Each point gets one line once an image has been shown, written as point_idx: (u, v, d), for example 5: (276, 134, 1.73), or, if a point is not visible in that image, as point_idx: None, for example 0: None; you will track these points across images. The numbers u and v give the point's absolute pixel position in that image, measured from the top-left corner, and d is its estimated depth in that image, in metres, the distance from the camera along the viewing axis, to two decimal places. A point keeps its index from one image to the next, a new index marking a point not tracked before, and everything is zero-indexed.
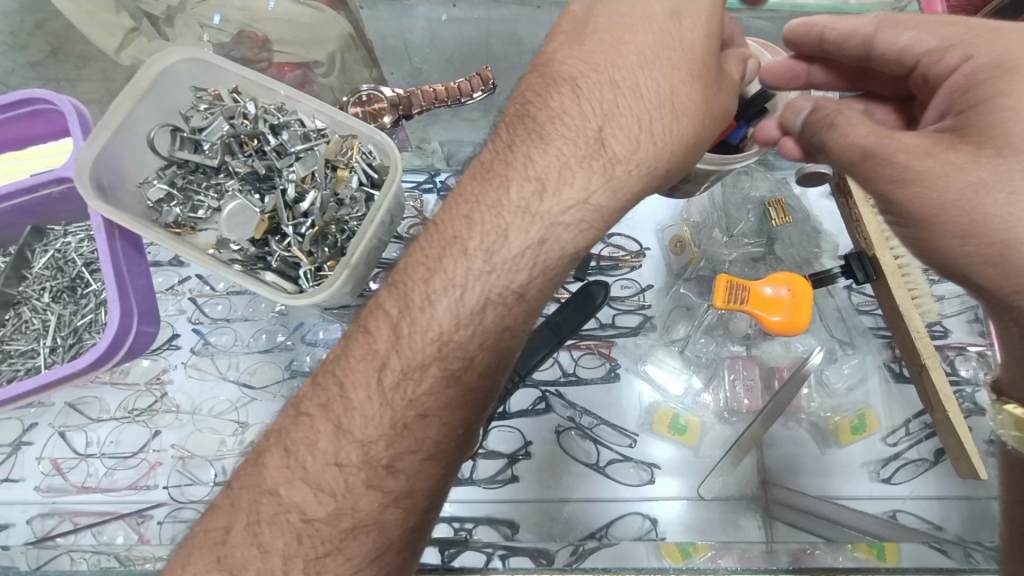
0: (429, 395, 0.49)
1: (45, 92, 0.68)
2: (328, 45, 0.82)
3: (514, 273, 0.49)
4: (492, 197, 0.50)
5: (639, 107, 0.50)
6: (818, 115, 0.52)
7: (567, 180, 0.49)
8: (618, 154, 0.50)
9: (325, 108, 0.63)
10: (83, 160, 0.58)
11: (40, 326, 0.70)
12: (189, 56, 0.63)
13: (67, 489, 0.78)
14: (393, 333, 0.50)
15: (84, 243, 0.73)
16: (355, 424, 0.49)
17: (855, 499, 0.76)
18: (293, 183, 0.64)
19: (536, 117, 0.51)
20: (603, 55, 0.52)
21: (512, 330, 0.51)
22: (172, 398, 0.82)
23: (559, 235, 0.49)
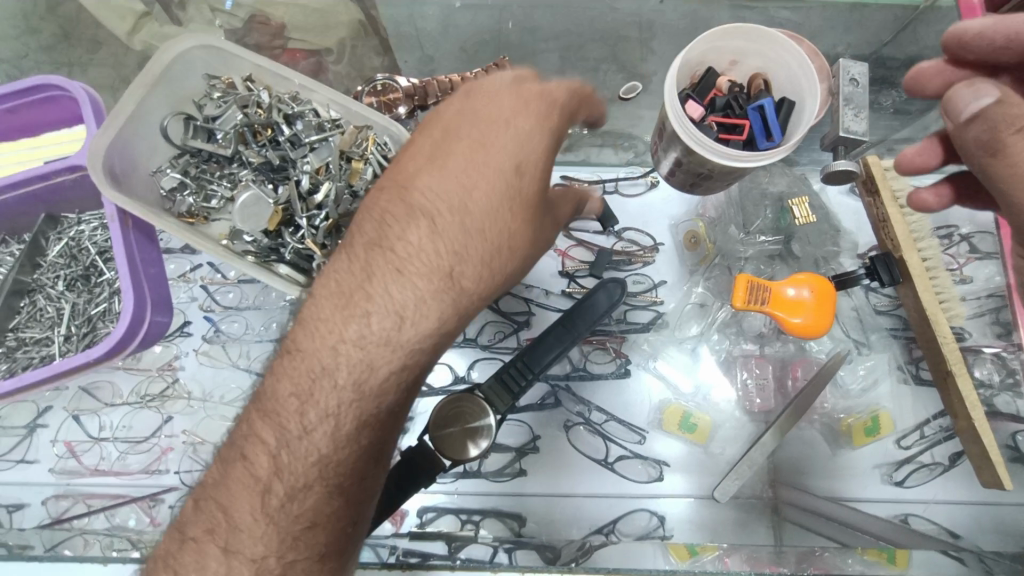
0: (315, 507, 0.50)
1: (58, 78, 0.67)
2: (340, 31, 0.83)
3: (383, 395, 0.49)
4: (348, 333, 0.48)
5: (485, 245, 0.51)
6: (1001, 118, 0.46)
7: (419, 315, 0.49)
8: (465, 289, 0.51)
9: (340, 98, 0.62)
10: (96, 148, 0.58)
11: (54, 315, 0.71)
12: (204, 44, 0.62)
13: (80, 471, 0.79)
14: (273, 458, 0.49)
15: (98, 231, 0.74)
16: (243, 545, 0.49)
17: (867, 501, 0.75)
18: (308, 175, 0.64)
19: (388, 249, 0.50)
20: (454, 190, 0.51)
21: (386, 436, 0.52)
22: (184, 384, 0.83)
23: (416, 363, 0.50)
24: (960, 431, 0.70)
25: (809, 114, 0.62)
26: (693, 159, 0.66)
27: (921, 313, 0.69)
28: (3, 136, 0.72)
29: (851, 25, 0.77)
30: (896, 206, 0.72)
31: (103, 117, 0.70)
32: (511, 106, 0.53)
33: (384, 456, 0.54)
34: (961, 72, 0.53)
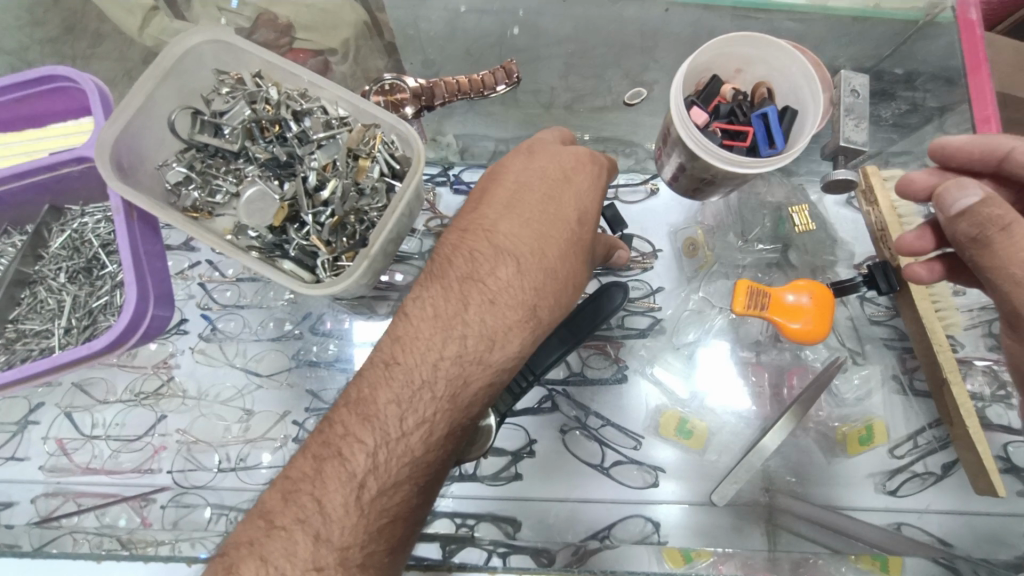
0: (401, 503, 0.53)
1: (66, 70, 0.67)
2: (344, 31, 0.83)
3: (470, 407, 0.56)
4: (446, 352, 0.55)
5: (557, 282, 0.60)
6: (986, 217, 0.52)
7: (507, 340, 0.57)
8: (542, 320, 0.59)
9: (349, 96, 0.63)
10: (105, 138, 0.58)
11: (55, 307, 0.70)
12: (215, 39, 0.63)
13: (71, 469, 0.78)
14: (371, 455, 0.52)
15: (101, 224, 0.73)
16: (334, 532, 0.50)
17: (860, 510, 0.76)
18: (315, 171, 0.64)
19: (481, 280, 0.58)
20: (535, 235, 0.60)
21: (461, 446, 0.59)
22: (179, 382, 0.82)
23: (500, 381, 0.58)
24: (956, 439, 0.71)
25: (812, 122, 0.63)
26: (696, 163, 0.67)
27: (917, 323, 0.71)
28: (8, 127, 0.72)
29: (850, 38, 0.78)
30: (894, 216, 0.73)
31: (111, 109, 0.70)
32: (576, 172, 0.64)
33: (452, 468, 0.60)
34: (940, 183, 0.55)
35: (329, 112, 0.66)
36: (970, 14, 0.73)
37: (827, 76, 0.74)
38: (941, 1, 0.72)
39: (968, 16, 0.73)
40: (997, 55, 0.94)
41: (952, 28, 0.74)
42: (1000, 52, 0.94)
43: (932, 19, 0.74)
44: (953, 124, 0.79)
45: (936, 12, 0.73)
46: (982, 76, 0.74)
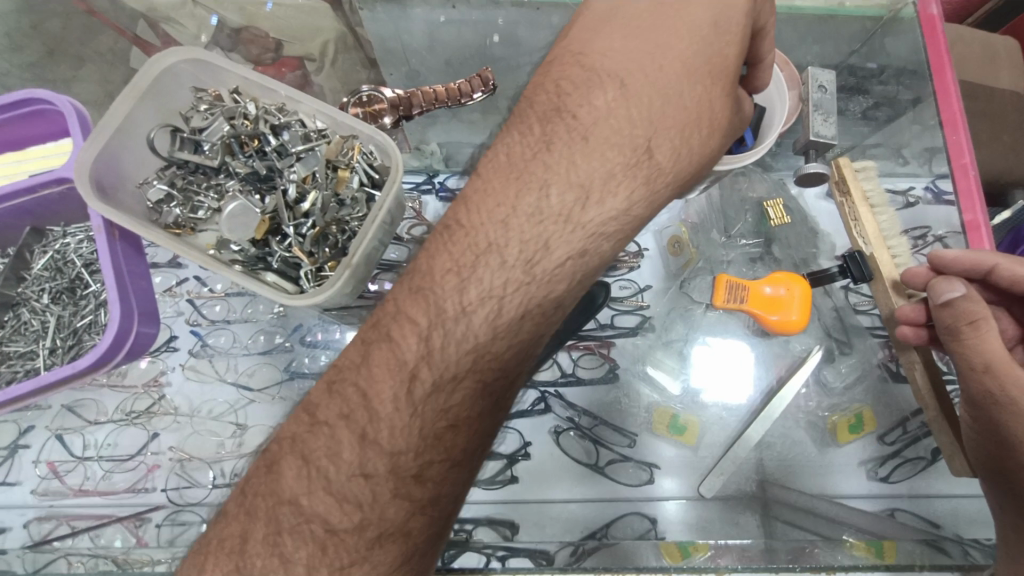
0: (461, 406, 0.48)
1: (43, 92, 0.67)
2: (325, 35, 0.81)
3: (553, 283, 0.50)
4: (536, 199, 0.49)
5: (677, 117, 0.53)
6: (953, 315, 0.61)
7: (611, 191, 0.50)
8: (655, 167, 0.52)
9: (326, 108, 0.63)
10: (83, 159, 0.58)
11: (39, 328, 0.70)
12: (191, 58, 0.63)
13: (63, 491, 0.78)
14: (424, 341, 0.47)
15: (84, 244, 0.73)
16: (382, 434, 0.46)
17: (853, 498, 0.77)
18: (294, 184, 0.64)
19: (573, 113, 0.52)
20: (639, 56, 0.53)
21: (544, 337, 0.53)
22: (170, 400, 0.82)
23: (597, 245, 0.51)
24: (928, 422, 0.72)
25: (779, 120, 0.65)
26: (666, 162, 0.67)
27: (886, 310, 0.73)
28: None
29: (819, 36, 0.80)
30: (865, 206, 0.75)
31: (90, 130, 0.70)
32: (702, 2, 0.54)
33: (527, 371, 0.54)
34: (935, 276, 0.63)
35: (307, 125, 0.67)
36: (930, 9, 0.76)
37: (794, 73, 0.75)
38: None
39: (929, 12, 0.76)
40: (966, 46, 0.97)
41: (914, 24, 0.77)
42: (969, 44, 0.97)
43: (895, 14, 0.77)
44: (925, 115, 0.80)
45: (896, 8, 0.77)
46: (946, 76, 0.77)
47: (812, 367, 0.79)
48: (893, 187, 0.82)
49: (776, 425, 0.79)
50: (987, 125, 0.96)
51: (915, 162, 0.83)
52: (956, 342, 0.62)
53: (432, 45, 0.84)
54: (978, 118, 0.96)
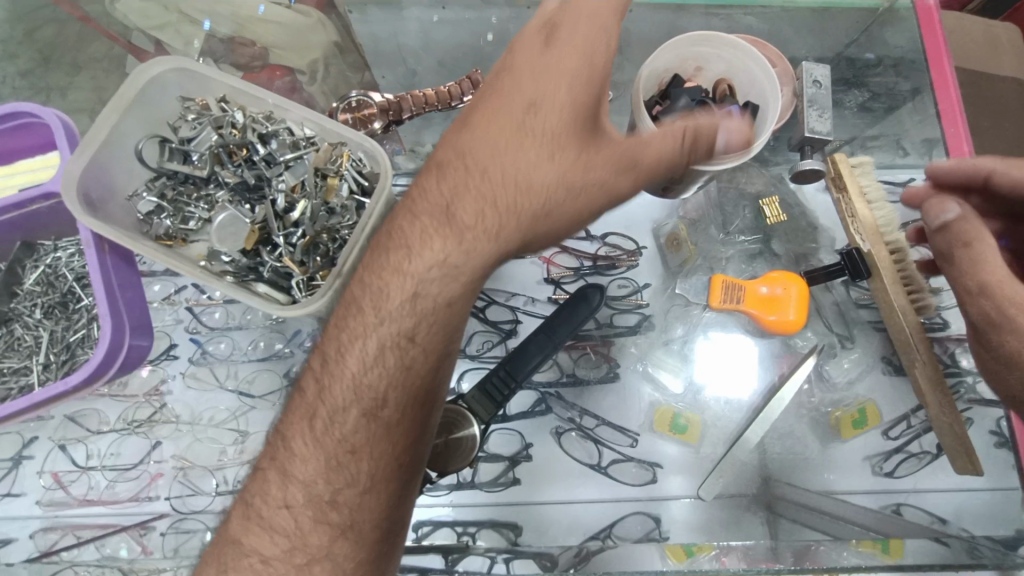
0: (355, 432, 0.52)
1: (30, 106, 0.68)
2: (313, 53, 0.83)
3: (402, 321, 0.52)
4: (379, 258, 0.53)
5: (493, 176, 0.52)
6: (962, 231, 0.60)
7: (428, 244, 0.52)
8: (467, 224, 0.52)
9: (312, 115, 0.63)
10: (70, 174, 0.58)
11: (33, 344, 0.70)
12: (179, 68, 0.63)
13: (68, 502, 0.78)
14: (316, 384, 0.53)
15: (75, 257, 0.73)
16: (297, 468, 0.52)
17: (856, 494, 0.76)
18: (283, 194, 0.64)
19: (413, 191, 0.55)
20: (478, 128, 0.53)
21: (421, 371, 0.54)
22: (172, 408, 0.82)
23: (429, 291, 0.52)
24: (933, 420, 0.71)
25: (773, 117, 0.64)
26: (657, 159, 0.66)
27: (885, 305, 0.73)
28: None
29: (815, 27, 0.79)
30: (864, 202, 0.75)
31: (77, 143, 0.70)
32: (535, 37, 0.53)
33: (432, 405, 0.56)
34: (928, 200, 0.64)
35: (296, 133, 0.66)
36: (928, 0, 0.77)
37: (788, 68, 0.76)
38: None
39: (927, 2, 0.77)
40: (964, 33, 0.96)
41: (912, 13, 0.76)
42: (967, 30, 0.96)
43: (891, 5, 0.76)
44: (925, 105, 0.79)
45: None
46: (945, 69, 0.77)
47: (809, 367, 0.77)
48: (890, 180, 0.82)
49: (779, 421, 0.78)
50: (989, 112, 0.95)
51: (914, 154, 0.82)
52: (950, 266, 0.61)
53: (426, 47, 0.84)
54: (978, 105, 0.95)
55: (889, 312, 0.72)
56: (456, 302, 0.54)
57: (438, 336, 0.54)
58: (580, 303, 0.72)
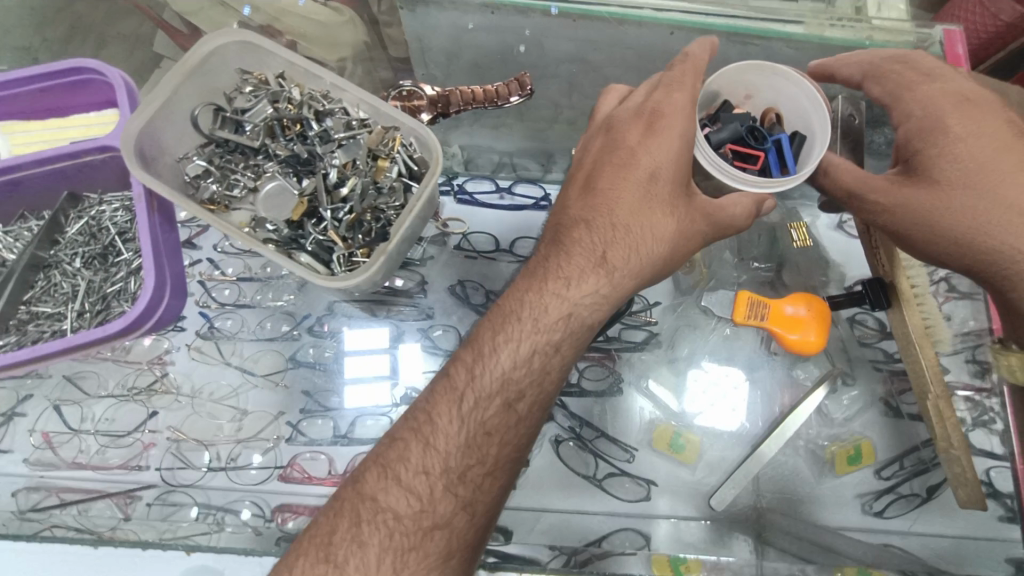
0: (496, 418, 0.55)
1: (95, 63, 0.71)
2: (344, 50, 0.89)
3: (551, 332, 0.57)
4: (530, 281, 0.59)
5: (631, 232, 0.59)
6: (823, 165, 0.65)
7: (579, 280, 0.57)
8: (615, 266, 0.58)
9: (370, 98, 0.64)
10: (130, 130, 0.60)
11: (69, 291, 0.74)
12: (242, 40, 0.64)
13: (56, 463, 0.77)
14: (469, 371, 0.55)
15: (119, 213, 0.77)
16: (441, 441, 0.53)
17: (847, 530, 0.77)
18: (335, 169, 0.66)
19: (560, 232, 0.60)
20: (609, 189, 0.60)
21: (558, 380, 0.58)
22: (173, 378, 0.82)
23: (579, 315, 0.57)
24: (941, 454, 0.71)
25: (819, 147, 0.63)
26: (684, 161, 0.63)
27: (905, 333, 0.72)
28: (32, 116, 0.77)
29: None
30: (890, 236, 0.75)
31: (136, 103, 0.74)
32: (635, 122, 0.61)
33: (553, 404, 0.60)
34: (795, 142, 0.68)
35: (350, 113, 0.68)
36: (957, 50, 0.77)
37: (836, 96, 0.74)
38: (927, 37, 0.77)
39: (956, 52, 0.77)
40: None
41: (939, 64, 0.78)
42: None
43: (920, 52, 0.78)
44: None
45: (923, 49, 0.77)
46: None
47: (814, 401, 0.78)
48: None
49: (778, 452, 0.79)
50: None
51: None
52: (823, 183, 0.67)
53: (459, 48, 0.83)
54: None
55: (908, 340, 0.72)
56: (590, 324, 0.59)
57: (576, 355, 0.59)
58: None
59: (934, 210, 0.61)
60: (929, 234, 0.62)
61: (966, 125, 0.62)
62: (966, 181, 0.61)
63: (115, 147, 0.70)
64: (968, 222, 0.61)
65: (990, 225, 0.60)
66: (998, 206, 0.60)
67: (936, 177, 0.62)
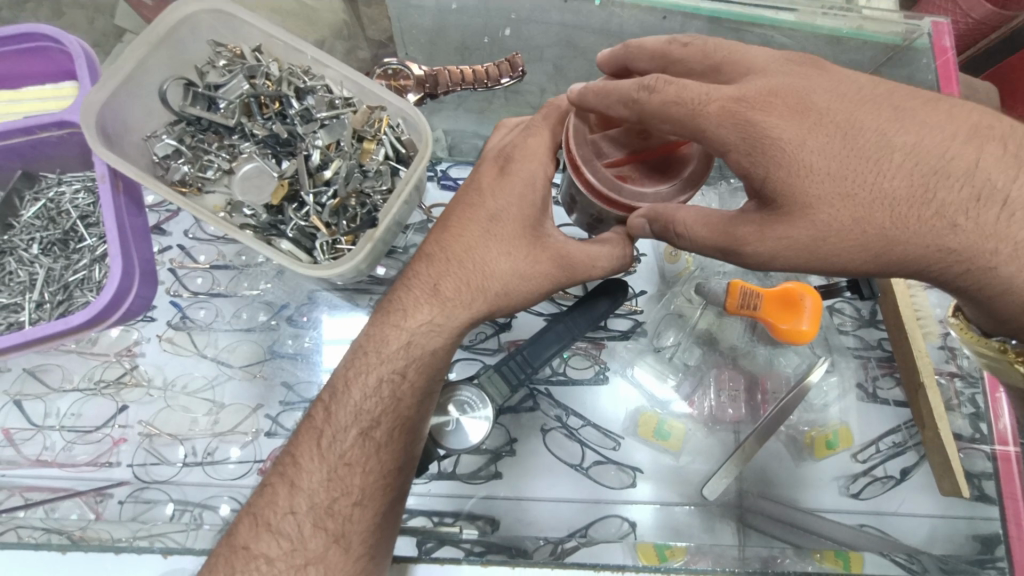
0: (354, 447, 0.54)
1: (50, 29, 0.67)
2: (322, 29, 0.85)
3: (395, 360, 0.56)
4: (371, 327, 0.58)
5: (472, 263, 0.57)
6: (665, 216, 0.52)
7: (418, 308, 0.57)
8: (453, 293, 0.57)
9: (355, 75, 0.62)
10: (92, 103, 0.56)
11: (27, 279, 0.70)
12: (214, 9, 0.61)
13: (18, 462, 0.73)
14: (325, 408, 0.56)
15: (80, 195, 0.74)
16: (303, 478, 0.53)
17: (827, 512, 0.79)
18: (318, 150, 0.63)
19: (409, 269, 0.60)
20: (453, 224, 0.58)
21: (411, 406, 0.56)
22: (143, 370, 0.78)
23: (422, 343, 0.56)
24: (927, 441, 0.77)
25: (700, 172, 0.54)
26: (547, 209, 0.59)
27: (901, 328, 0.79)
28: None
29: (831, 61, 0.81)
30: None
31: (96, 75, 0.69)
32: (490, 164, 0.59)
33: (423, 428, 0.58)
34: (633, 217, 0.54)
35: (333, 91, 0.65)
36: (944, 42, 0.76)
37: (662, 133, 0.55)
38: (915, 27, 0.76)
39: (943, 45, 0.76)
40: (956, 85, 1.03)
41: (927, 54, 0.77)
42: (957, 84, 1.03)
43: (909, 43, 0.77)
44: None
45: (912, 38, 0.77)
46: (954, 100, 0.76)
47: (813, 382, 0.79)
48: None
49: None
50: None
51: None
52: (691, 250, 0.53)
53: (444, 30, 0.81)
54: None
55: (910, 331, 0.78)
56: (431, 365, 0.57)
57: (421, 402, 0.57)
58: (604, 296, 0.68)
59: (827, 234, 0.45)
60: (810, 260, 0.47)
61: (790, 120, 0.45)
62: (787, 152, 0.45)
63: (74, 122, 0.66)
64: (873, 234, 0.45)
65: (834, 202, 0.45)
66: (850, 216, 0.45)
67: (798, 199, 0.45)
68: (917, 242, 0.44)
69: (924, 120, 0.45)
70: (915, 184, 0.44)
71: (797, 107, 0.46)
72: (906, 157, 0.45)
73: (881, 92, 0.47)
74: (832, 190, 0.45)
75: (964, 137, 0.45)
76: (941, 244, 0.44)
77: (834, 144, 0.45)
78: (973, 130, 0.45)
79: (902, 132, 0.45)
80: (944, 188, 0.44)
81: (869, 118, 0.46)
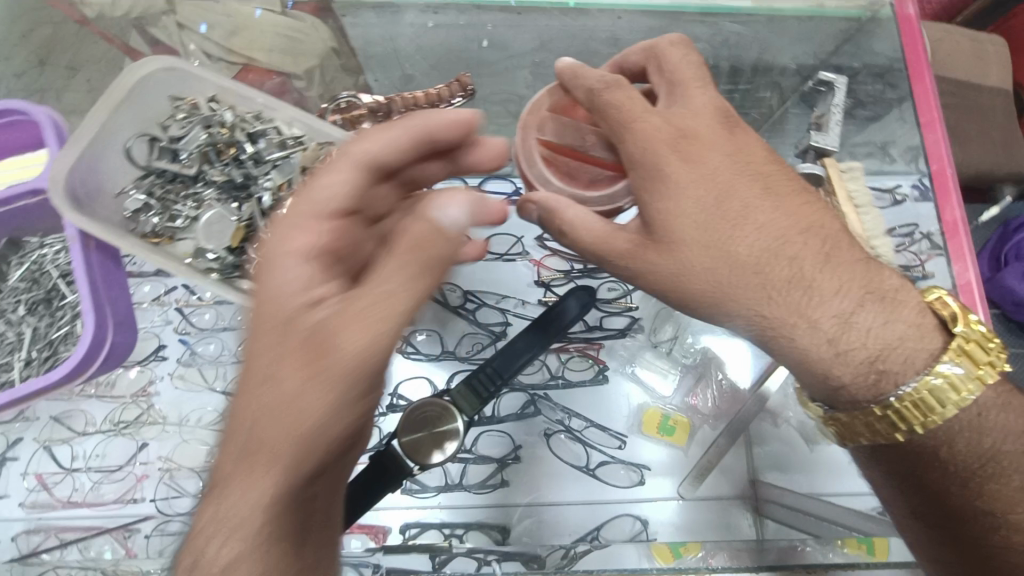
0: None
1: (20, 103, 0.71)
2: (311, 60, 0.85)
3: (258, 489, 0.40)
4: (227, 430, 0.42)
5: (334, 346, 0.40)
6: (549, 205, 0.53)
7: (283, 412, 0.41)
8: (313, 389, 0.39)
9: (302, 116, 0.66)
10: (60, 171, 0.60)
11: (16, 339, 0.74)
12: (169, 67, 0.66)
13: (52, 504, 0.78)
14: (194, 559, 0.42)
15: (60, 254, 0.77)
16: None
17: (844, 496, 0.77)
18: (270, 190, 0.67)
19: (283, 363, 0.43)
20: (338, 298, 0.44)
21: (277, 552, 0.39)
22: (159, 409, 0.82)
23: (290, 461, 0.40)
24: None
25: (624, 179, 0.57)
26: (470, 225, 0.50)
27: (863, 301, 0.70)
28: None
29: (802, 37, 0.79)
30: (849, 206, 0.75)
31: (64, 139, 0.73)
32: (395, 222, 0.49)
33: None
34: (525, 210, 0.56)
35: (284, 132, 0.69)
36: (908, 9, 0.76)
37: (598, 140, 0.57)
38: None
39: (906, 11, 0.76)
40: (954, 45, 1.00)
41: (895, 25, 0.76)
42: (955, 44, 1.00)
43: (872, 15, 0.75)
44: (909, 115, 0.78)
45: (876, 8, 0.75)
46: (924, 75, 0.77)
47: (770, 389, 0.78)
48: (878, 186, 0.80)
49: (764, 424, 0.80)
50: (973, 121, 1.00)
51: (900, 161, 0.81)
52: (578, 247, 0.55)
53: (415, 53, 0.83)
54: (963, 118, 1.00)
55: None
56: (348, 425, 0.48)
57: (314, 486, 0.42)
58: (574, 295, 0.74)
59: (681, 274, 0.49)
60: (664, 288, 0.51)
61: (685, 163, 0.49)
62: (669, 186, 0.49)
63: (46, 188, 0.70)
64: (715, 281, 0.48)
65: (694, 247, 0.49)
66: (704, 263, 0.48)
67: (669, 231, 0.49)
68: (739, 300, 0.48)
69: (785, 205, 0.49)
70: (758, 254, 0.48)
71: (694, 153, 0.50)
72: (759, 231, 0.48)
73: (762, 169, 0.51)
74: (691, 235, 0.49)
75: (817, 232, 0.49)
76: (758, 309, 0.48)
77: (710, 200, 0.49)
78: (811, 227, 0.49)
79: (764, 209, 0.49)
80: (772, 268, 0.48)
81: (744, 187, 0.50)
